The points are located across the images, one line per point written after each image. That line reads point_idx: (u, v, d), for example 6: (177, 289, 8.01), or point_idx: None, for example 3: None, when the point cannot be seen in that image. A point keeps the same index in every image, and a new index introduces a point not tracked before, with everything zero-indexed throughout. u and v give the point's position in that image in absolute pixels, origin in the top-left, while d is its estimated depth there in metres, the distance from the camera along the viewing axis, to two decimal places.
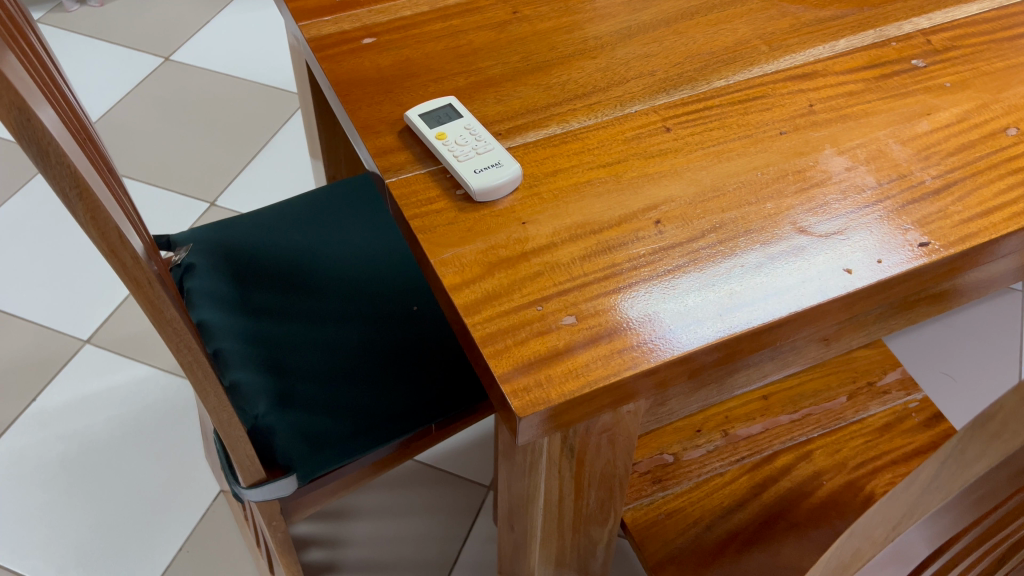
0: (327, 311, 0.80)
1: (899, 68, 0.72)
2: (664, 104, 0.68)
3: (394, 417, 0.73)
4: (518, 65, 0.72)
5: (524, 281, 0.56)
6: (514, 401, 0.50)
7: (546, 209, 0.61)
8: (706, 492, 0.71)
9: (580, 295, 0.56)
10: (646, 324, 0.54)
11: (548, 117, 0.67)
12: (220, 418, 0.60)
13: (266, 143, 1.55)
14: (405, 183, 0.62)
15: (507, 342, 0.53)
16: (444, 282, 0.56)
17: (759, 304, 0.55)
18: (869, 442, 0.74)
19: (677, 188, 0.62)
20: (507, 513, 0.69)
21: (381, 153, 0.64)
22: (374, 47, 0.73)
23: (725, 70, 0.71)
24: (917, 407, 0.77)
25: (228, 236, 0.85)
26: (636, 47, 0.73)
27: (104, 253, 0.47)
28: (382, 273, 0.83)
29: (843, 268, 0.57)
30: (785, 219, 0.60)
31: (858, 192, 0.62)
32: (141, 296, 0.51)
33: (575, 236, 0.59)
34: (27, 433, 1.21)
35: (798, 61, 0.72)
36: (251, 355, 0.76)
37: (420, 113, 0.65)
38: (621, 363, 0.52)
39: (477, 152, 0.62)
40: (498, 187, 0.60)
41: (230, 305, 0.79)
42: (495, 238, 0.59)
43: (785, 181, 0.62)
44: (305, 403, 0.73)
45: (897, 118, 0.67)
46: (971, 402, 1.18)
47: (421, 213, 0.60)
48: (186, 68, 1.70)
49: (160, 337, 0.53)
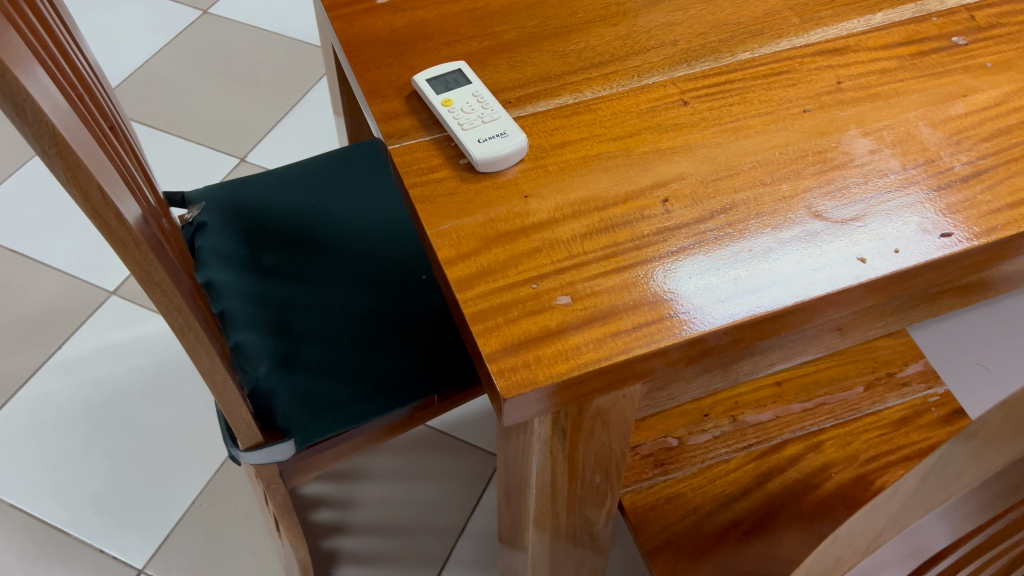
0: (335, 275, 0.79)
1: (937, 45, 0.68)
2: (683, 76, 0.65)
3: (398, 385, 0.72)
4: (535, 30, 0.69)
5: (521, 257, 0.55)
6: (499, 380, 0.49)
7: (550, 182, 0.59)
8: (710, 478, 0.69)
9: (576, 274, 0.54)
10: (644, 307, 0.52)
11: (561, 86, 0.65)
12: (215, 381, 0.60)
13: (300, 101, 1.54)
14: (408, 150, 0.61)
15: (498, 320, 0.51)
16: (438, 255, 0.55)
17: (763, 290, 0.53)
18: (883, 435, 0.72)
19: (688, 164, 0.60)
20: (504, 489, 0.67)
21: (386, 118, 0.63)
22: (389, 8, 0.71)
23: (752, 43, 0.68)
24: (937, 401, 0.74)
25: (240, 196, 0.83)
26: (660, 15, 0.70)
27: (87, 212, 0.46)
28: (391, 237, 0.82)
29: (857, 257, 0.54)
30: (799, 202, 0.57)
31: (881, 176, 0.59)
32: (127, 257, 0.50)
33: (578, 212, 0.57)
34: (53, 380, 1.23)
35: (830, 35, 0.69)
36: (256, 316, 0.74)
37: (428, 78, 0.64)
38: (615, 346, 0.50)
39: (482, 121, 0.60)
40: (501, 158, 0.59)
41: (238, 263, 0.78)
42: (496, 211, 0.57)
43: (805, 162, 0.60)
44: (308, 366, 0.72)
45: (929, 99, 0.64)
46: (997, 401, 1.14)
47: (421, 182, 0.59)
48: (224, 22, 1.69)
49: (149, 299, 0.52)
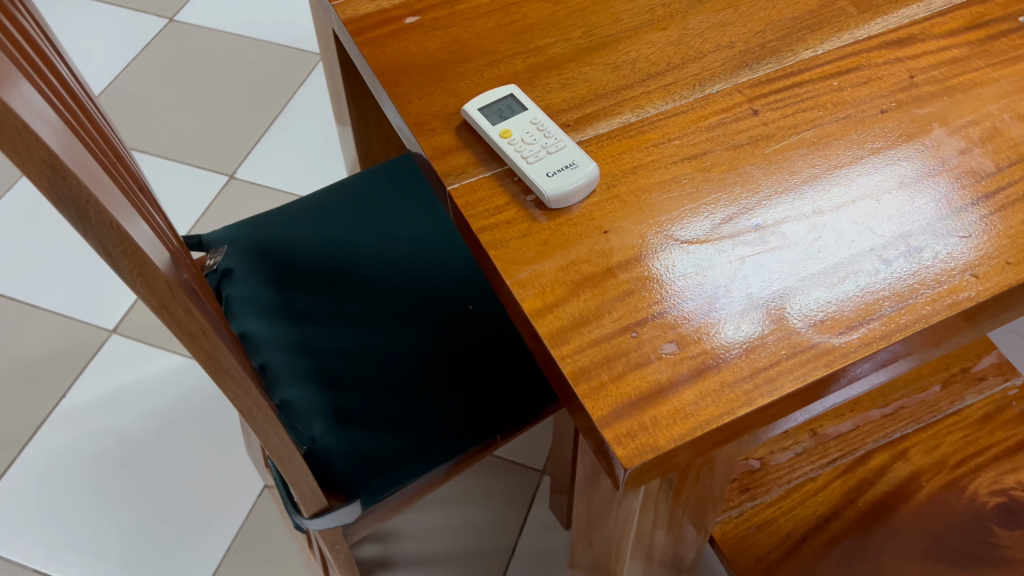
0: (376, 312, 0.74)
1: (1006, 27, 0.64)
2: (748, 82, 0.61)
3: (460, 428, 0.68)
4: (581, 42, 0.64)
5: (614, 302, 0.50)
6: (617, 449, 0.45)
7: (629, 213, 0.55)
8: (799, 500, 0.67)
9: (677, 317, 0.50)
10: (757, 350, 0.48)
11: (620, 102, 0.60)
12: (281, 457, 0.55)
13: (282, 108, 1.48)
14: (470, 189, 0.56)
15: (602, 377, 0.47)
16: (524, 308, 0.50)
17: (879, 318, 0.49)
18: (968, 437, 0.69)
19: (772, 182, 0.56)
20: (580, 476, 0.63)
21: (439, 154, 0.58)
22: (419, 28, 0.65)
23: (812, 39, 0.64)
24: (1017, 395, 0.71)
25: (263, 235, 0.78)
26: (710, 15, 0.66)
27: (154, 309, 0.41)
28: (430, 265, 0.77)
29: (970, 274, 0.51)
30: (897, 216, 0.54)
31: (975, 179, 0.56)
32: (195, 347, 0.45)
33: (665, 246, 0.53)
34: (61, 430, 1.17)
35: (892, 24, 0.65)
36: (300, 368, 0.70)
37: (479, 106, 0.59)
38: (734, 399, 0.46)
39: (548, 151, 0.56)
40: (574, 192, 0.54)
41: (273, 311, 0.73)
42: (577, 251, 0.53)
43: (893, 171, 0.56)
44: (363, 418, 0.68)
45: (1009, 88, 0.60)
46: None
47: (490, 225, 0.54)
48: (192, 29, 1.61)
49: (217, 387, 0.48)
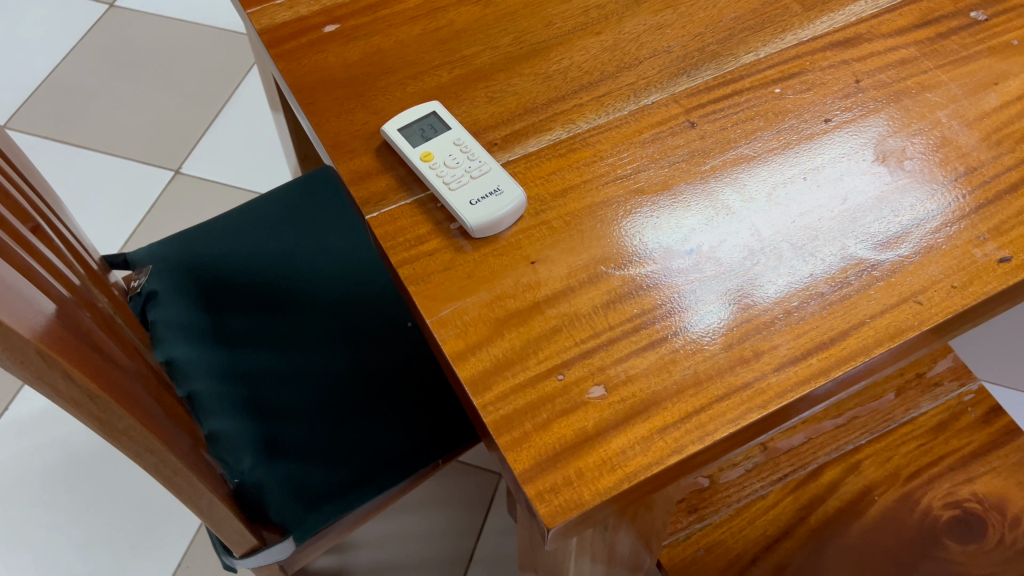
0: (311, 334, 0.71)
1: (956, 24, 0.61)
2: (685, 91, 0.58)
3: (400, 454, 0.65)
4: (510, 50, 0.60)
5: (540, 341, 0.48)
6: (539, 506, 0.42)
7: (558, 241, 0.52)
8: (749, 519, 0.65)
9: (606, 355, 0.47)
10: (690, 391, 0.46)
11: (551, 117, 0.57)
12: (199, 504, 0.52)
13: (230, 99, 1.43)
14: (390, 218, 0.53)
15: (526, 427, 0.45)
16: (444, 351, 0.47)
17: (817, 352, 0.47)
18: (922, 446, 0.67)
19: (707, 204, 0.53)
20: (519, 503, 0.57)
21: (357, 179, 0.54)
22: (338, 37, 0.61)
23: (754, 41, 0.61)
24: (972, 400, 0.70)
25: (190, 252, 0.74)
26: (647, 16, 0.62)
27: (28, 381, 0.38)
28: (367, 280, 0.74)
29: (915, 299, 0.49)
30: (839, 237, 0.51)
31: (922, 194, 0.53)
32: (83, 413, 0.42)
33: (594, 277, 0.50)
34: (5, 446, 1.16)
35: (838, 23, 0.62)
36: (229, 396, 0.66)
37: (399, 126, 0.55)
38: (665, 447, 0.44)
39: (471, 176, 0.52)
40: (498, 221, 0.51)
41: (201, 334, 0.70)
42: (502, 284, 0.50)
43: (836, 186, 0.53)
44: (297, 448, 0.65)
45: (958, 92, 0.57)
46: (1012, 391, 1.25)
47: (411, 257, 0.51)
48: (134, 15, 1.55)
49: (114, 449, 0.45)
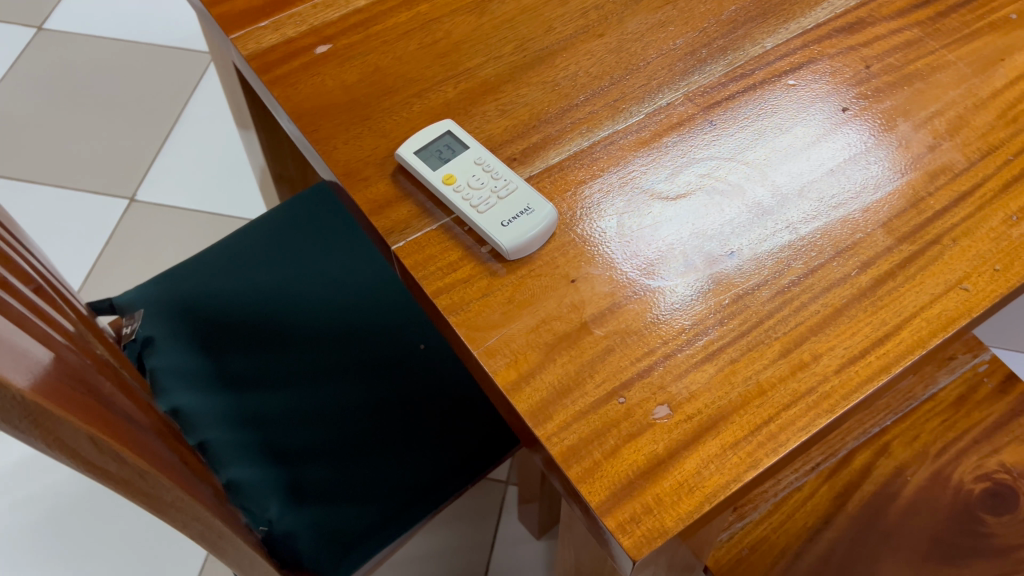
0: (319, 366, 0.68)
1: (954, 2, 0.61)
2: (698, 89, 0.57)
3: (427, 484, 0.64)
4: (513, 59, 0.58)
5: (594, 364, 0.46)
6: (622, 539, 0.41)
7: (594, 257, 0.50)
8: (788, 513, 0.64)
9: (664, 373, 0.46)
10: (755, 403, 0.44)
11: (568, 126, 0.55)
12: (241, 565, 0.50)
13: (178, 120, 1.37)
14: (417, 246, 0.50)
15: (595, 456, 0.43)
16: (497, 383, 0.45)
17: (875, 350, 0.46)
18: (946, 422, 0.68)
19: (737, 203, 0.52)
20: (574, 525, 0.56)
21: (376, 208, 0.52)
22: (332, 58, 0.59)
23: (758, 32, 0.60)
24: (987, 370, 0.71)
25: (183, 293, 0.71)
26: (648, 14, 0.61)
27: (80, 469, 0.36)
28: (369, 304, 0.72)
29: (961, 285, 0.48)
30: (875, 227, 0.51)
31: (951, 176, 0.53)
32: (132, 493, 0.40)
33: (638, 292, 0.49)
34: None
35: (838, 8, 0.61)
36: (245, 441, 0.64)
37: (414, 149, 0.53)
38: (740, 463, 0.43)
39: (498, 196, 0.50)
40: (533, 240, 0.49)
41: (205, 380, 0.67)
42: (545, 307, 0.48)
43: (866, 176, 0.53)
44: (322, 488, 0.62)
45: (968, 71, 0.57)
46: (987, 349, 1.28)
47: (446, 286, 0.49)
48: (65, 36, 1.48)
49: (162, 523, 0.42)
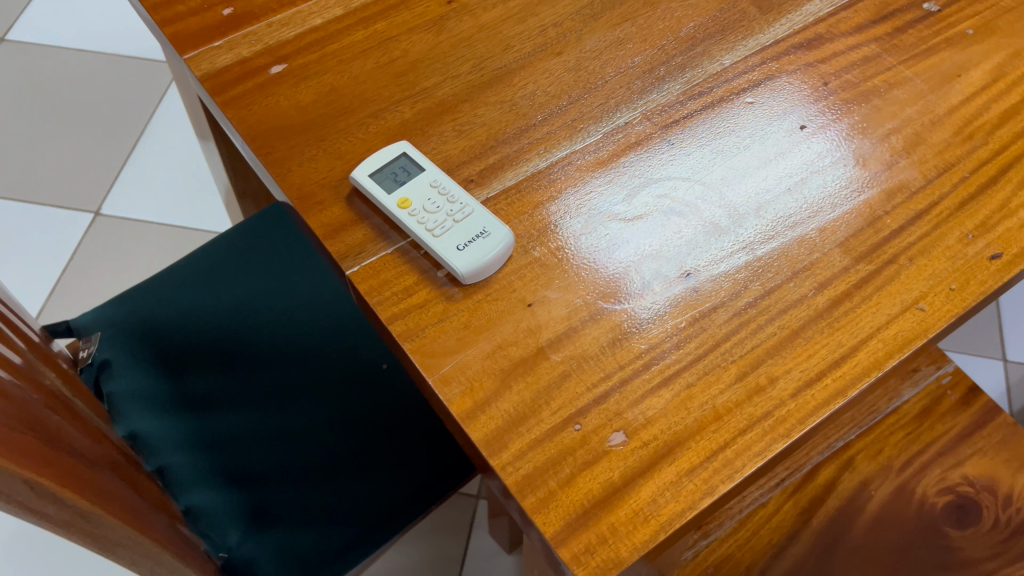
0: (280, 387, 0.67)
1: (911, 17, 0.61)
2: (656, 108, 0.56)
3: (390, 507, 0.63)
4: (471, 78, 0.58)
5: (551, 390, 0.45)
6: (577, 570, 0.40)
7: (551, 280, 0.50)
8: (752, 530, 0.64)
9: (620, 398, 0.45)
10: (711, 428, 0.44)
11: (526, 146, 0.55)
12: None
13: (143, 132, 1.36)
14: (372, 271, 0.50)
15: (550, 485, 0.42)
16: (452, 412, 0.45)
17: (830, 373, 0.46)
18: (910, 435, 0.68)
19: (698, 223, 0.52)
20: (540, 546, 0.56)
21: (331, 232, 0.51)
22: (287, 78, 0.58)
23: (717, 49, 0.59)
24: (951, 382, 0.71)
25: (141, 315, 0.70)
26: (606, 32, 0.60)
27: (19, 515, 0.35)
28: (333, 323, 0.71)
29: (916, 305, 0.48)
30: (834, 247, 0.50)
31: (908, 195, 0.53)
32: (75, 535, 0.39)
33: (595, 315, 0.48)
34: None
35: (796, 23, 0.61)
36: (204, 466, 0.63)
37: (369, 172, 0.52)
38: (696, 490, 0.42)
39: (454, 220, 0.50)
40: (490, 264, 0.49)
41: (165, 405, 0.65)
42: (501, 332, 0.47)
43: (824, 195, 0.53)
44: (283, 513, 0.61)
45: (926, 87, 0.58)
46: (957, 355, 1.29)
47: (401, 312, 0.48)
48: (28, 47, 1.46)
49: (109, 561, 0.42)
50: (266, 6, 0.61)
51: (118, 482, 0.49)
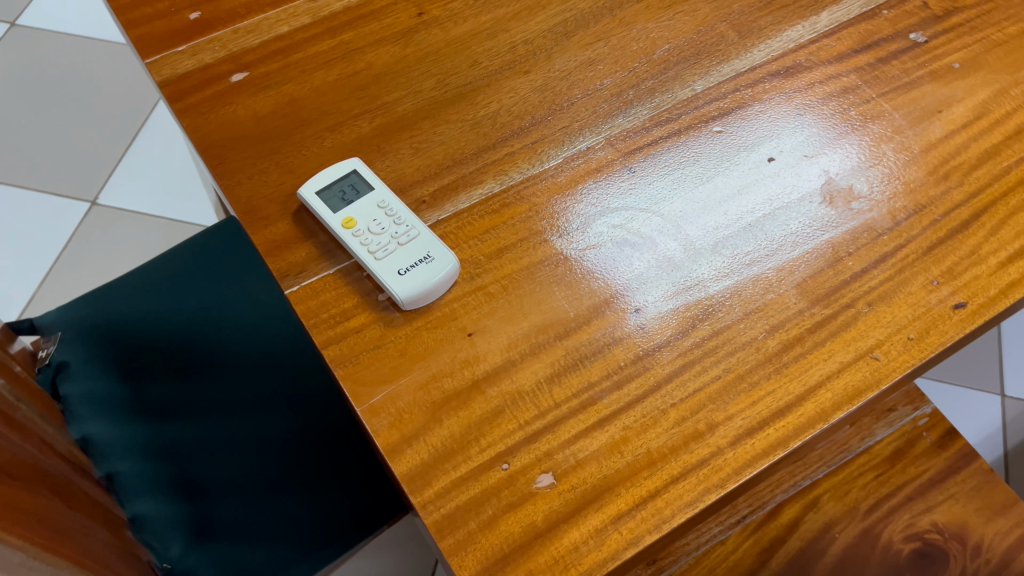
0: (236, 400, 0.67)
1: (896, 48, 0.59)
2: (620, 133, 0.55)
3: (335, 530, 0.63)
4: (434, 94, 0.57)
5: (482, 426, 0.44)
6: None
7: (495, 309, 0.48)
8: (708, 568, 0.62)
9: (552, 437, 0.44)
10: (643, 474, 0.42)
11: (483, 168, 0.54)
12: None
13: (140, 130, 1.35)
14: (311, 292, 0.49)
15: (470, 526, 0.41)
16: (378, 444, 0.43)
17: (773, 422, 0.44)
18: (879, 477, 0.66)
19: (650, 256, 0.50)
20: None
21: (274, 249, 0.50)
22: (247, 87, 0.57)
23: (689, 74, 0.58)
24: (928, 424, 0.68)
25: (104, 316, 0.70)
26: (577, 51, 0.59)
27: None
28: (296, 336, 0.71)
29: (871, 353, 0.46)
30: (790, 288, 0.49)
31: (873, 236, 0.51)
32: None
33: (536, 349, 0.47)
34: None
35: (775, 50, 0.59)
36: (153, 474, 0.62)
37: (318, 189, 0.51)
38: (621, 539, 0.41)
39: (398, 243, 0.49)
40: (430, 291, 0.48)
41: (117, 408, 0.64)
42: (438, 363, 0.46)
43: (785, 232, 0.51)
44: (228, 528, 0.61)
45: (903, 123, 0.55)
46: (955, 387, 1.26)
47: (337, 337, 0.47)
48: (39, 33, 1.48)
49: None
50: (233, 11, 0.60)
51: (49, 499, 0.48)
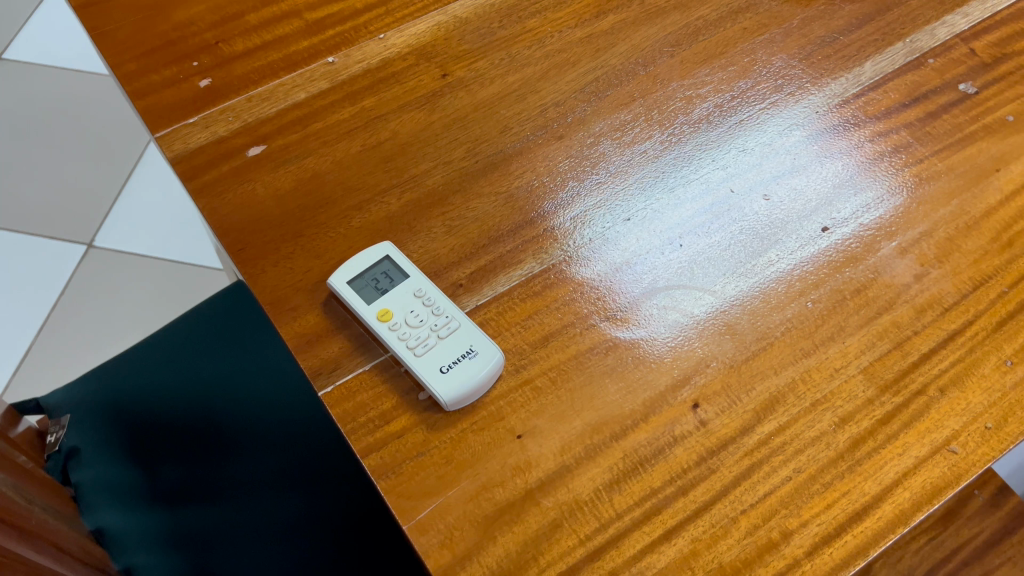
0: (255, 480, 0.64)
1: (946, 100, 0.56)
2: (661, 204, 0.52)
3: None
4: (464, 165, 0.53)
5: (539, 543, 0.41)
6: None
7: (544, 406, 0.45)
8: None
9: (615, 554, 0.41)
10: None
11: (521, 245, 0.50)
12: None
13: (135, 167, 1.32)
14: (347, 392, 0.45)
15: None
16: (429, 568, 0.40)
17: (850, 528, 0.41)
18: (934, 540, 0.63)
19: (703, 338, 0.47)
20: None
21: (305, 345, 0.47)
22: (265, 162, 0.53)
23: (730, 135, 0.55)
24: (979, 481, 0.66)
25: (114, 395, 0.66)
26: (611, 113, 0.56)
27: None
28: (316, 409, 0.68)
29: (949, 445, 0.43)
30: (856, 374, 0.46)
31: (939, 311, 0.48)
32: None
33: (592, 451, 0.43)
34: None
35: (818, 105, 0.56)
36: (174, 564, 0.58)
37: (349, 278, 0.48)
38: None
39: (437, 336, 0.45)
40: (475, 389, 0.44)
41: (134, 496, 0.61)
42: (487, 471, 0.43)
43: (845, 309, 0.48)
44: None
45: (961, 183, 0.53)
46: None
47: (376, 443, 0.44)
48: (27, 68, 1.44)
49: None
50: (246, 78, 0.57)
51: None
